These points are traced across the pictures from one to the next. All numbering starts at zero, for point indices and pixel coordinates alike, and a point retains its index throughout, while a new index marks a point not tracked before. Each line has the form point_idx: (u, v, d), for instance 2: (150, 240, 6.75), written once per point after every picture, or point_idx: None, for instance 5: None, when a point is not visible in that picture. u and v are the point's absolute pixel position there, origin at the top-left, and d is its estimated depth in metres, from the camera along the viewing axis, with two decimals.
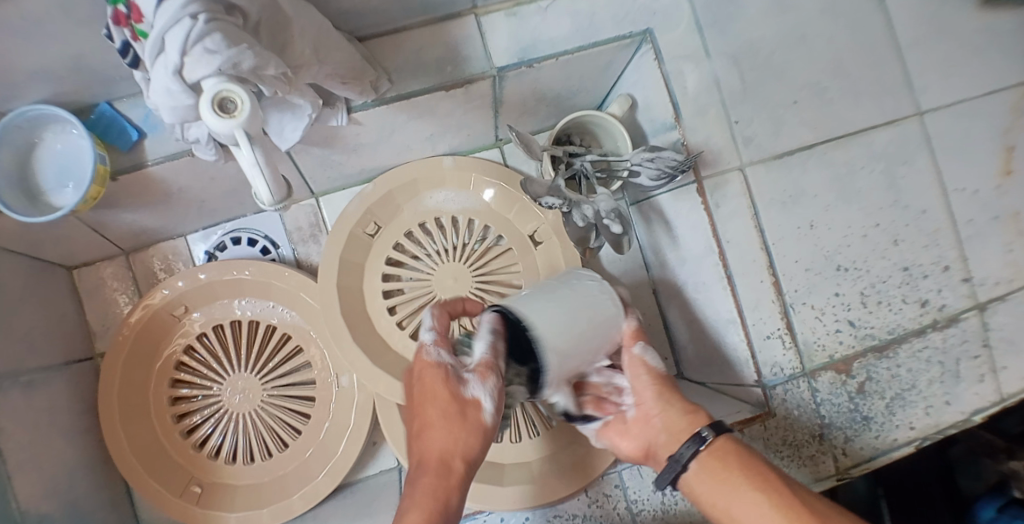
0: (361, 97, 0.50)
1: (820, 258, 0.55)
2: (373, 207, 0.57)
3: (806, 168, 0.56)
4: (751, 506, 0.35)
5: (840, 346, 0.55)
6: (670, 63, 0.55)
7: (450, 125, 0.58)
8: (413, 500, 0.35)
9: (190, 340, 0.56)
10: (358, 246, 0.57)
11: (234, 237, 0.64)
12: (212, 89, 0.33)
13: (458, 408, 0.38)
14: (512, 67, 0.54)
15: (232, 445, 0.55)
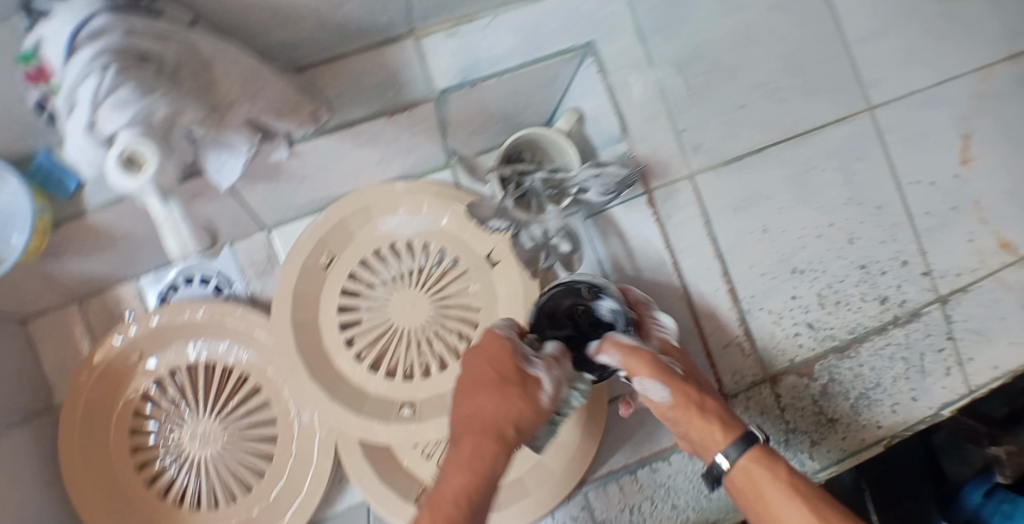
0: (301, 128, 0.48)
1: (777, 262, 0.55)
2: (326, 237, 0.57)
3: (759, 171, 0.55)
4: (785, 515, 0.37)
5: (801, 349, 0.55)
6: (615, 73, 0.54)
7: (397, 149, 0.55)
8: (456, 462, 0.36)
9: (147, 385, 0.55)
10: (312, 278, 0.56)
11: (186, 276, 0.57)
12: (119, 145, 0.31)
13: (516, 383, 0.39)
14: (455, 88, 0.52)
15: (196, 490, 0.54)
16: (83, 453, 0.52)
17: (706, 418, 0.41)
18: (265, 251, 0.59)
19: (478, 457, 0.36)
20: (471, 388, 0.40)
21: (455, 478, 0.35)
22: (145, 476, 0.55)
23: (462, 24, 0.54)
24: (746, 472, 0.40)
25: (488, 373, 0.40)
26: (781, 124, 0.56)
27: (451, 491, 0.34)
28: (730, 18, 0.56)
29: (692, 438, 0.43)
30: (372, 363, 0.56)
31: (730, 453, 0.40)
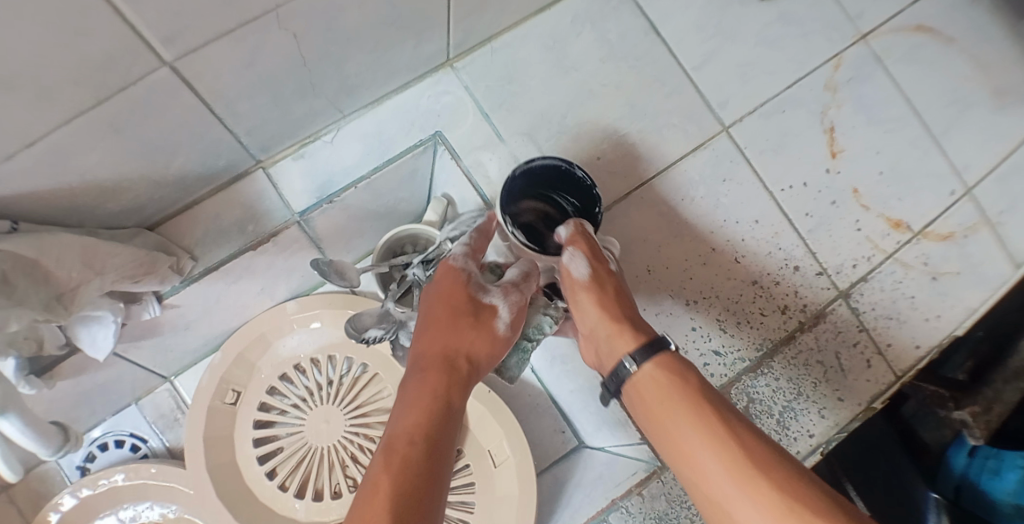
0: (166, 285, 0.49)
1: (667, 298, 0.55)
2: (227, 375, 0.56)
3: (630, 215, 0.56)
4: (693, 440, 0.31)
5: (713, 378, 0.55)
6: (468, 156, 0.56)
7: (276, 274, 0.57)
8: (415, 396, 0.35)
9: None
10: (221, 419, 0.56)
11: (100, 444, 0.57)
12: None
13: (472, 315, 0.40)
14: (313, 208, 0.55)
15: None
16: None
17: (619, 324, 0.39)
18: (172, 401, 0.59)
19: (436, 393, 0.35)
20: (435, 323, 0.40)
21: (410, 417, 0.33)
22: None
23: (307, 144, 0.53)
24: (656, 383, 0.34)
25: (443, 312, 0.40)
26: (642, 164, 0.57)
27: (412, 425, 0.32)
28: (569, 75, 0.58)
29: (597, 335, 0.41)
30: (297, 489, 0.56)
31: (635, 357, 0.36)
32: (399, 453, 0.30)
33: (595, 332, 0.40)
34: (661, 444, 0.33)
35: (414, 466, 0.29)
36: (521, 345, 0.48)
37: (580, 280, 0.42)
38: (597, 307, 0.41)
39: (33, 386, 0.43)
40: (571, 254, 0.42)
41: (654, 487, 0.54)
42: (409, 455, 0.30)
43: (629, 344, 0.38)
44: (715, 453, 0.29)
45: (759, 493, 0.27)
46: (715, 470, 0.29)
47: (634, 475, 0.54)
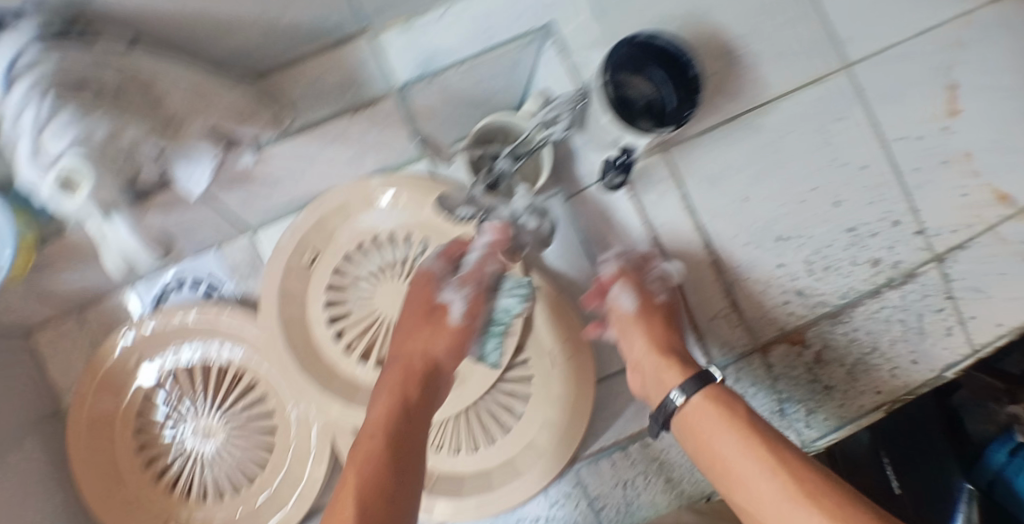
0: (265, 133, 0.48)
1: (759, 229, 0.52)
2: (307, 236, 0.56)
3: (729, 140, 0.52)
4: (733, 445, 0.38)
5: (792, 317, 0.53)
6: (578, 52, 0.51)
7: (365, 148, 0.55)
8: (367, 450, 0.44)
9: (148, 387, 0.57)
10: (296, 279, 0.56)
11: (178, 281, 0.59)
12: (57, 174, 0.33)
13: (451, 335, 0.52)
14: (415, 83, 0.51)
15: (202, 486, 0.56)
16: (89, 456, 0.54)
17: (667, 358, 0.46)
18: (251, 254, 0.60)
19: (386, 464, 0.43)
20: (405, 329, 0.51)
21: (377, 412, 0.46)
22: (152, 471, 0.57)
23: (417, 16, 0.51)
24: (699, 410, 0.42)
25: (402, 360, 0.49)
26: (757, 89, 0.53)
27: (373, 475, 0.42)
28: None
29: (642, 367, 0.48)
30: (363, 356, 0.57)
31: (686, 391, 0.43)
32: (373, 492, 0.42)
33: (640, 364, 0.48)
34: (706, 461, 0.41)
35: (391, 500, 0.42)
36: (494, 329, 0.54)
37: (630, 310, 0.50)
38: (642, 322, 0.50)
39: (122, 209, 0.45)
40: (618, 290, 0.51)
41: None
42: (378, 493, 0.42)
43: (676, 378, 0.45)
44: (761, 468, 0.36)
45: (786, 492, 0.34)
46: (731, 454, 0.38)
47: None
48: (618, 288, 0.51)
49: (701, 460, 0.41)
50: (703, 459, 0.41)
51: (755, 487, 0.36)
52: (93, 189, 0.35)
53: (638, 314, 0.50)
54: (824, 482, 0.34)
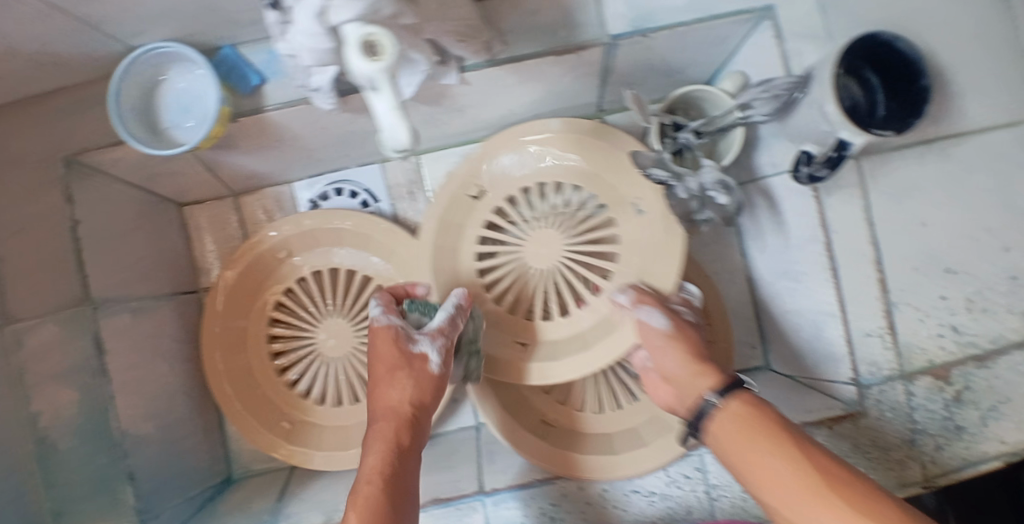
0: (475, 57, 0.47)
1: (924, 256, 0.52)
2: (477, 169, 0.55)
3: (922, 162, 0.52)
4: (780, 469, 0.33)
5: (943, 352, 0.52)
6: (789, 41, 0.51)
7: (556, 90, 0.56)
8: (382, 444, 0.41)
9: (289, 283, 0.61)
10: (458, 208, 0.56)
11: (337, 188, 0.66)
12: (358, 33, 0.31)
13: (400, 355, 0.45)
14: (627, 37, 0.49)
15: (321, 389, 0.61)
16: (225, 338, 0.59)
17: (701, 365, 0.43)
18: (412, 176, 0.66)
19: (397, 450, 0.41)
20: (381, 373, 0.45)
21: (375, 461, 0.40)
22: (278, 365, 0.61)
23: None
24: (732, 418, 0.38)
25: (384, 367, 0.45)
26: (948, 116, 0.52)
27: (382, 465, 0.39)
28: None
29: (677, 377, 0.44)
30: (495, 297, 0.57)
31: (719, 394, 0.40)
32: (380, 483, 0.38)
33: (676, 373, 0.44)
34: (750, 482, 0.35)
35: (391, 495, 0.37)
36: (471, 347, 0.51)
37: (660, 330, 0.46)
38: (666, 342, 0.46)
39: (332, 102, 0.46)
40: (647, 309, 0.47)
41: (847, 427, 0.51)
42: (379, 488, 0.37)
43: (709, 383, 0.42)
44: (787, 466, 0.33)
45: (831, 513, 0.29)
46: (782, 481, 0.33)
47: (826, 409, 0.52)
48: (644, 307, 0.47)
49: (756, 490, 0.35)
50: (747, 480, 0.36)
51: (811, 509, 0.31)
52: (392, 55, 0.32)
53: (672, 339, 0.45)
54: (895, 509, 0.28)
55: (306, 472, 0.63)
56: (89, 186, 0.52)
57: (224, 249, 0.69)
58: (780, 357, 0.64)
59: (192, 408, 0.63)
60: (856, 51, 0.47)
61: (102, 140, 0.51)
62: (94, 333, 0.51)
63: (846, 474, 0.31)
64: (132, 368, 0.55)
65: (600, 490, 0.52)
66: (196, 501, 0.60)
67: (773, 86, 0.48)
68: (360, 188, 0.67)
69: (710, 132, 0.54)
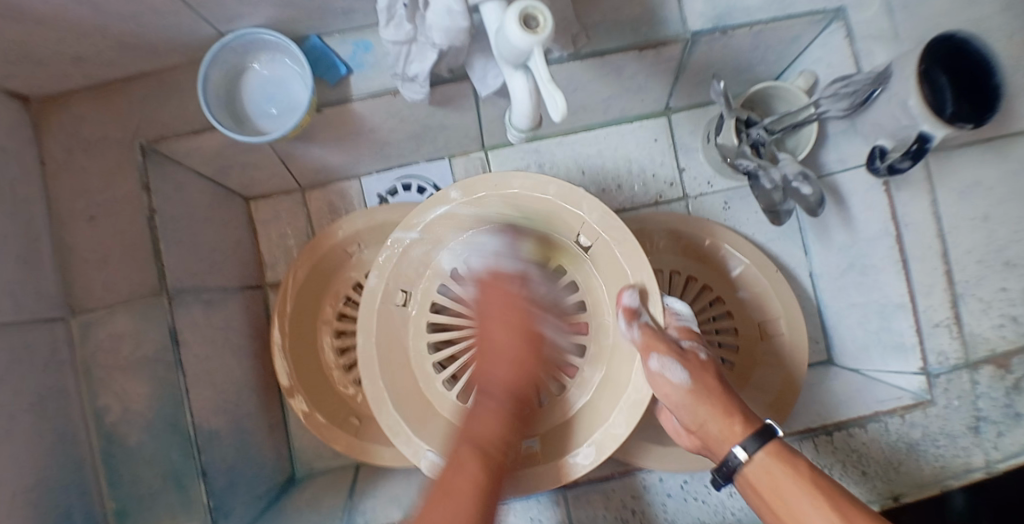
0: (562, 50, 0.48)
1: (982, 247, 0.52)
2: (392, 277, 0.48)
3: (984, 160, 0.52)
4: (810, 513, 0.36)
5: (1003, 341, 0.51)
6: (860, 41, 0.53)
7: (630, 87, 0.57)
8: (494, 413, 0.41)
9: (357, 277, 0.61)
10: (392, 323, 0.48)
11: (405, 184, 0.67)
12: (519, 6, 0.34)
13: (524, 346, 0.46)
14: (706, 33, 0.50)
15: None
16: (297, 331, 0.58)
17: (728, 413, 0.43)
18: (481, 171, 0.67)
19: (510, 428, 0.41)
20: (491, 351, 0.45)
21: (493, 431, 0.40)
22: (345, 363, 0.61)
23: None
24: (767, 472, 0.39)
25: (512, 351, 0.45)
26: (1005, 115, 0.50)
27: (495, 439, 0.39)
28: None
29: (707, 431, 0.43)
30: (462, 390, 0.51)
31: (748, 447, 0.40)
32: (491, 458, 0.38)
33: (706, 427, 0.43)
34: (778, 522, 0.38)
35: (495, 475, 0.37)
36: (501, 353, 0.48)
37: (682, 385, 0.43)
38: (687, 398, 0.43)
39: (424, 91, 0.47)
40: (659, 363, 0.43)
41: (918, 416, 0.52)
42: (487, 466, 0.37)
43: (739, 431, 0.42)
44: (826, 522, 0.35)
45: None
46: (812, 521, 0.36)
47: (898, 400, 0.54)
48: (660, 358, 0.43)
49: None
50: (776, 521, 0.38)
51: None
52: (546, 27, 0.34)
53: (691, 392, 0.43)
54: None
55: (372, 468, 0.63)
56: (165, 177, 0.52)
57: (288, 243, 0.69)
58: (846, 349, 0.67)
59: (261, 403, 0.63)
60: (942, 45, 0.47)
61: (180, 129, 0.51)
62: (168, 324, 0.49)
63: None
64: (201, 363, 0.53)
65: (682, 482, 0.52)
66: (264, 500, 0.58)
67: (852, 82, 0.52)
68: (428, 183, 0.67)
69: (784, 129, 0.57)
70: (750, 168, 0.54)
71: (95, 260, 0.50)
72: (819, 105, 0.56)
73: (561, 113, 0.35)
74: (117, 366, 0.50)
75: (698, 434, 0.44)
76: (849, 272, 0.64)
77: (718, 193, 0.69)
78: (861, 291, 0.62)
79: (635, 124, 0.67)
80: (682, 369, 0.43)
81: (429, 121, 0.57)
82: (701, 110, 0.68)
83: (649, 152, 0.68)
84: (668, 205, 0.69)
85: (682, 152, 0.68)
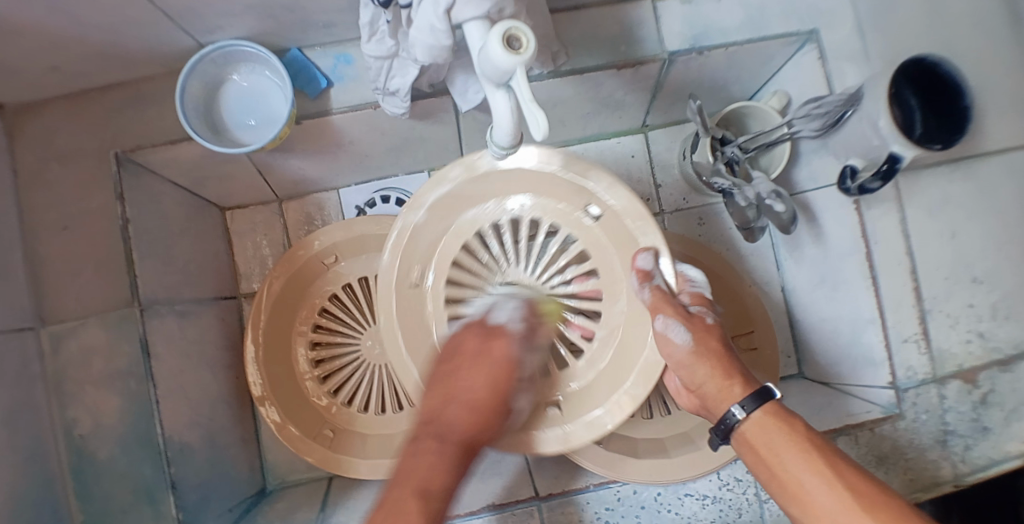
0: (541, 67, 0.48)
1: (955, 266, 0.53)
2: (407, 252, 0.45)
3: (951, 180, 0.53)
4: (810, 472, 0.36)
5: (969, 355, 0.53)
6: (831, 63, 0.55)
7: (608, 103, 0.58)
8: (439, 461, 0.37)
9: (334, 289, 0.62)
10: (407, 302, 0.45)
11: (383, 196, 0.67)
12: (503, 26, 0.34)
13: (490, 394, 0.40)
14: (683, 53, 0.51)
15: (366, 396, 0.61)
16: (273, 343, 0.58)
17: (729, 376, 0.41)
18: None
19: (454, 470, 0.38)
20: (450, 390, 0.40)
21: (429, 468, 0.37)
22: (320, 374, 0.61)
23: None
24: (761, 430, 0.39)
25: (473, 396, 0.40)
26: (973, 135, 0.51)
27: (442, 482, 0.36)
28: None
29: (704, 391, 0.42)
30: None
31: (746, 407, 0.39)
32: (432, 509, 0.35)
33: (704, 388, 0.42)
34: (786, 491, 0.37)
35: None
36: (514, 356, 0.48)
37: (685, 345, 0.42)
38: (694, 362, 0.42)
39: (405, 105, 0.48)
40: (664, 323, 0.42)
41: (887, 429, 0.53)
42: (423, 513, 0.34)
43: (739, 392, 0.41)
44: (816, 476, 0.35)
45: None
46: (815, 486, 0.35)
47: (867, 413, 0.55)
48: (666, 319, 0.42)
49: (788, 503, 0.37)
50: (782, 490, 0.37)
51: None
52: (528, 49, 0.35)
53: (696, 353, 0.42)
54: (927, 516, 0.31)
55: (348, 481, 0.62)
56: (141, 187, 0.52)
57: (265, 252, 0.68)
58: (815, 362, 0.68)
59: (234, 415, 0.62)
60: (912, 69, 0.49)
61: (157, 139, 0.51)
62: (140, 335, 0.49)
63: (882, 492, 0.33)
64: (177, 377, 0.52)
65: (656, 494, 0.52)
66: (236, 514, 0.57)
67: (825, 103, 0.52)
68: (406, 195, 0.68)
69: (757, 148, 0.58)
70: (725, 186, 0.54)
71: (69, 270, 0.49)
72: (793, 125, 0.55)
73: (542, 134, 0.34)
74: (89, 379, 0.49)
75: (698, 393, 0.43)
76: (820, 286, 0.65)
77: (693, 207, 0.70)
78: (832, 306, 0.63)
79: (613, 139, 0.68)
80: (684, 327, 0.41)
81: (408, 134, 0.57)
82: (678, 128, 0.69)
83: (626, 167, 0.69)
84: (645, 219, 0.70)
85: (658, 168, 0.69)
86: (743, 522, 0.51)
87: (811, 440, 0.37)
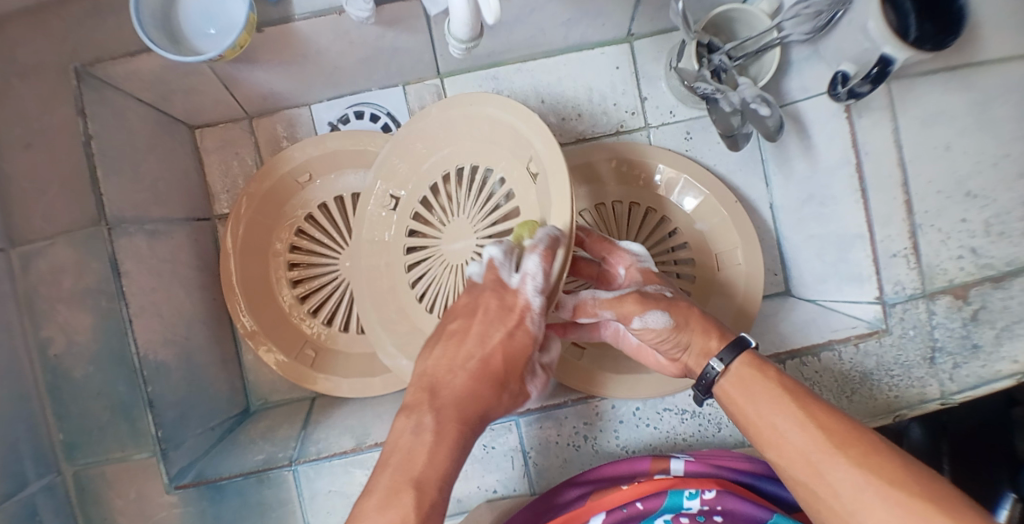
0: None
1: (949, 179, 0.50)
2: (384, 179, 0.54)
3: (947, 89, 0.49)
4: (776, 411, 0.38)
5: (961, 272, 0.50)
6: None
7: (588, 9, 0.55)
8: (429, 442, 0.37)
9: (310, 209, 0.62)
10: (378, 223, 0.55)
11: (358, 112, 0.66)
12: None
13: (493, 371, 0.40)
14: None
15: (345, 314, 0.62)
16: (248, 264, 0.59)
17: (703, 327, 0.44)
18: (435, 98, 0.66)
19: (455, 455, 0.37)
20: (451, 366, 0.40)
21: (437, 467, 0.36)
22: (300, 294, 0.62)
23: None
24: (740, 379, 0.41)
25: (482, 361, 0.40)
26: (969, 40, 0.48)
27: (435, 475, 0.36)
28: None
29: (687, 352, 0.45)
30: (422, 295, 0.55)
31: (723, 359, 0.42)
32: (429, 503, 0.35)
33: (684, 346, 0.44)
34: (759, 438, 0.39)
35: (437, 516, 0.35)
36: None
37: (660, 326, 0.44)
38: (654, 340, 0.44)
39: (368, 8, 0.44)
40: (642, 319, 0.44)
41: (872, 345, 0.52)
42: (420, 507, 0.34)
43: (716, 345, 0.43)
44: (791, 418, 0.38)
45: (844, 465, 0.34)
46: (787, 427, 0.38)
47: (852, 329, 0.54)
48: (641, 316, 0.44)
49: (769, 454, 0.39)
50: (757, 438, 0.39)
51: (821, 462, 0.35)
52: None
53: (675, 328, 0.44)
54: (909, 473, 0.32)
55: (330, 401, 0.63)
56: (104, 101, 0.50)
57: (245, 172, 0.68)
58: (802, 281, 0.68)
59: (214, 338, 0.62)
60: None
61: (115, 51, 0.49)
62: (109, 253, 0.47)
63: (846, 430, 0.36)
64: (147, 294, 0.51)
65: (634, 409, 0.52)
66: (216, 433, 0.58)
67: (813, 4, 0.50)
68: (382, 111, 0.66)
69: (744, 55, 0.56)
70: (709, 92, 0.52)
71: (29, 181, 0.48)
72: (782, 29, 0.54)
73: (495, 16, 0.37)
74: (60, 297, 0.49)
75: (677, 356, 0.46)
76: (809, 202, 0.63)
77: (680, 122, 0.68)
78: (820, 222, 0.62)
79: (597, 50, 0.66)
80: (661, 311, 0.43)
81: (378, 45, 0.55)
82: (665, 37, 0.66)
83: (611, 80, 0.67)
84: (630, 134, 0.68)
85: (645, 80, 0.67)
86: (723, 436, 0.52)
87: (786, 388, 0.39)
